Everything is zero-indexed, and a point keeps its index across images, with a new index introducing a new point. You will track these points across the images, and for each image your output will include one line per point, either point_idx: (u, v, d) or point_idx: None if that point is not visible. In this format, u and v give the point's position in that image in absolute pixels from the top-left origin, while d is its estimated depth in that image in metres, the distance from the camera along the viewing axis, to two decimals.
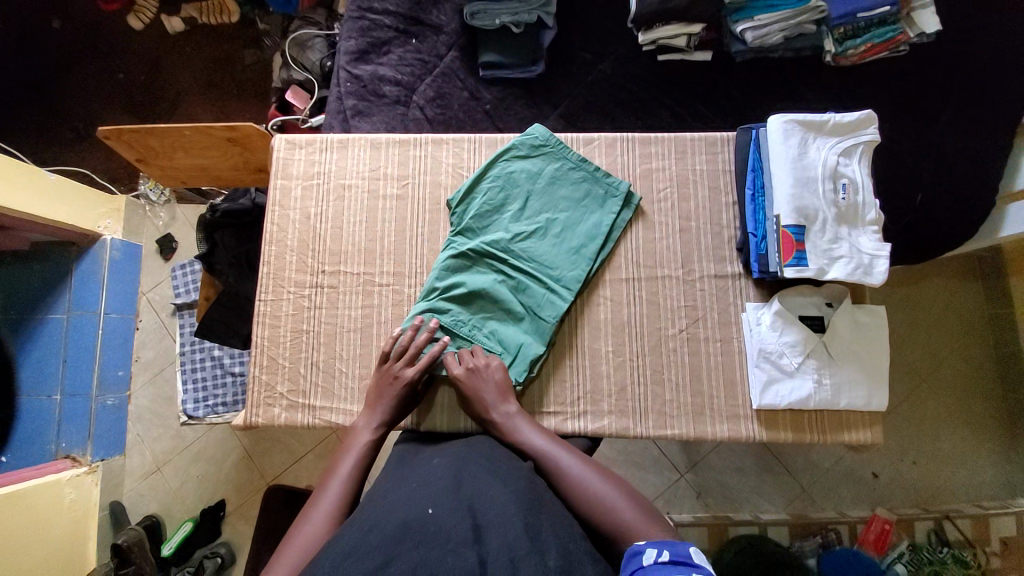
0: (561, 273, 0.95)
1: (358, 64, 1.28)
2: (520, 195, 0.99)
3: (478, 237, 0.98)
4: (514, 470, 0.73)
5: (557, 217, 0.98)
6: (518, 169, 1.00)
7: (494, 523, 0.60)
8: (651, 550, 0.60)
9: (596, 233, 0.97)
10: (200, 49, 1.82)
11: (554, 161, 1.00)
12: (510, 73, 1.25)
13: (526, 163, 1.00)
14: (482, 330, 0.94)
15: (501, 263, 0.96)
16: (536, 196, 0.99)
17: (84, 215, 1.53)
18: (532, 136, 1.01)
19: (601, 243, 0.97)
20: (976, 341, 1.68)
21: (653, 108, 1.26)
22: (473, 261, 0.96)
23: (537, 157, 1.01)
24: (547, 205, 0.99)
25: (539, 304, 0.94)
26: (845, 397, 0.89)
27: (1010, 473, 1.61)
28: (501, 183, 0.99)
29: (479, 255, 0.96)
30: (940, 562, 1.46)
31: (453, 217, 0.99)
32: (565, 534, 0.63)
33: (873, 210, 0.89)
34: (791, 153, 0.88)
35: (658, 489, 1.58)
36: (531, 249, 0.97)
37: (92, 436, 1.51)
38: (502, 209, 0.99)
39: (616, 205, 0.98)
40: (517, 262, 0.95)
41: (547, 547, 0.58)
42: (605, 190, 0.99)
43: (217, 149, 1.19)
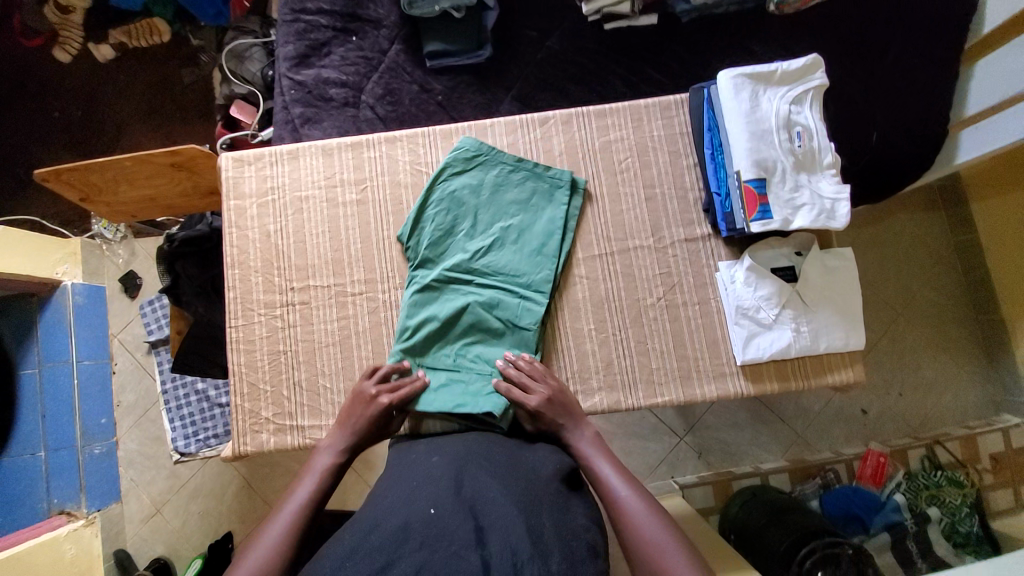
0: (529, 277, 0.94)
1: (300, 70, 1.24)
2: (469, 212, 0.97)
3: (438, 265, 0.96)
4: (514, 468, 0.73)
5: (510, 223, 0.97)
6: (459, 186, 0.97)
7: (495, 525, 0.60)
8: None
9: (554, 226, 0.96)
10: (135, 75, 1.73)
11: (491, 169, 0.98)
12: (458, 60, 1.23)
13: (465, 178, 0.98)
14: (465, 353, 0.92)
15: (467, 285, 0.94)
16: (484, 208, 0.97)
17: (41, 264, 1.46)
18: (464, 148, 0.98)
19: (561, 235, 0.96)
20: (945, 270, 1.74)
21: (605, 78, 1.24)
22: (440, 291, 0.94)
23: (474, 169, 0.98)
24: (497, 214, 0.97)
25: (517, 315, 0.93)
26: (824, 341, 0.91)
27: (991, 391, 1.68)
28: (450, 202, 0.97)
29: (443, 283, 0.94)
30: (935, 485, 1.52)
31: (409, 251, 0.96)
32: (564, 533, 0.63)
33: (829, 153, 0.89)
34: (744, 108, 0.88)
35: (660, 455, 1.60)
36: (492, 265, 0.95)
37: (84, 487, 1.45)
38: (452, 231, 0.97)
39: (565, 196, 0.97)
40: (483, 279, 0.94)
41: (550, 553, 0.58)
42: (550, 184, 0.98)
43: (164, 177, 1.14)
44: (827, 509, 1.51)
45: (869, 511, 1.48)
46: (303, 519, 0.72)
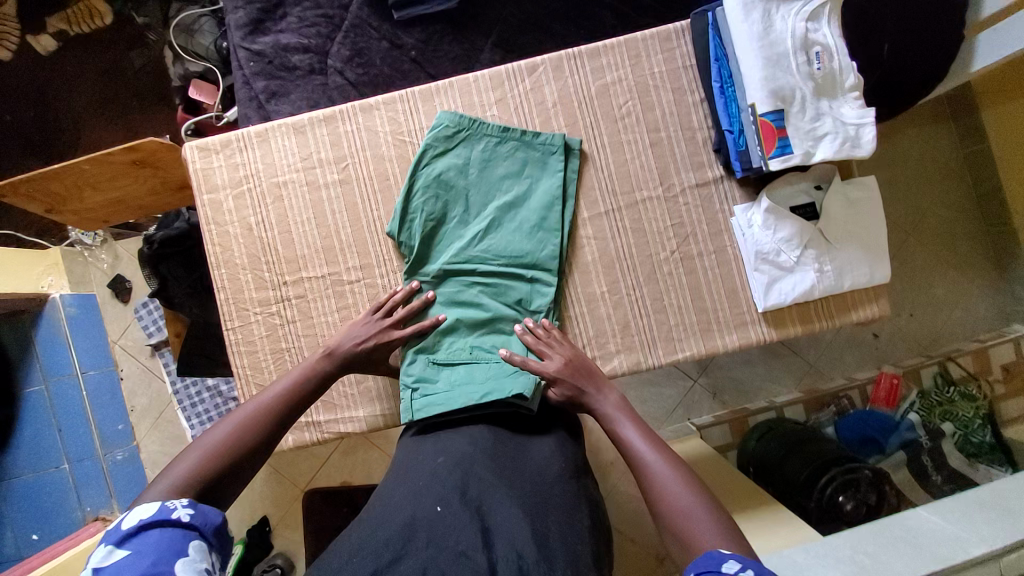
0: (533, 255, 0.89)
1: (256, 38, 1.12)
2: (459, 196, 0.90)
3: (436, 258, 0.90)
4: (520, 471, 0.70)
5: (503, 200, 0.90)
6: (444, 168, 0.90)
7: (501, 526, 0.59)
8: (731, 561, 0.57)
9: (549, 194, 0.90)
10: (81, 63, 1.59)
11: (476, 144, 0.90)
12: (428, 8, 1.10)
13: (449, 158, 0.90)
14: (479, 344, 0.88)
15: (472, 274, 0.89)
16: (475, 189, 0.90)
17: (24, 280, 1.41)
18: (441, 126, 0.89)
19: (557, 201, 0.90)
20: (956, 183, 1.67)
21: (593, 12, 1.13)
22: (445, 286, 0.89)
23: (457, 146, 0.90)
24: (490, 193, 0.91)
25: (531, 296, 0.89)
26: (849, 278, 0.87)
27: (1002, 303, 1.67)
28: (435, 190, 0.89)
29: (447, 276, 0.89)
30: (948, 400, 1.53)
31: (403, 249, 0.90)
32: (569, 541, 0.62)
33: (852, 74, 0.80)
34: (755, 30, 0.79)
35: (676, 399, 1.61)
36: (488, 252, 0.89)
37: (114, 493, 1.49)
38: (445, 220, 0.90)
39: (559, 161, 0.90)
40: (487, 265, 0.89)
41: (555, 557, 0.58)
42: (541, 152, 0.90)
43: (128, 176, 1.06)
44: (843, 433, 1.53)
45: (885, 431, 1.49)
46: (269, 424, 0.72)
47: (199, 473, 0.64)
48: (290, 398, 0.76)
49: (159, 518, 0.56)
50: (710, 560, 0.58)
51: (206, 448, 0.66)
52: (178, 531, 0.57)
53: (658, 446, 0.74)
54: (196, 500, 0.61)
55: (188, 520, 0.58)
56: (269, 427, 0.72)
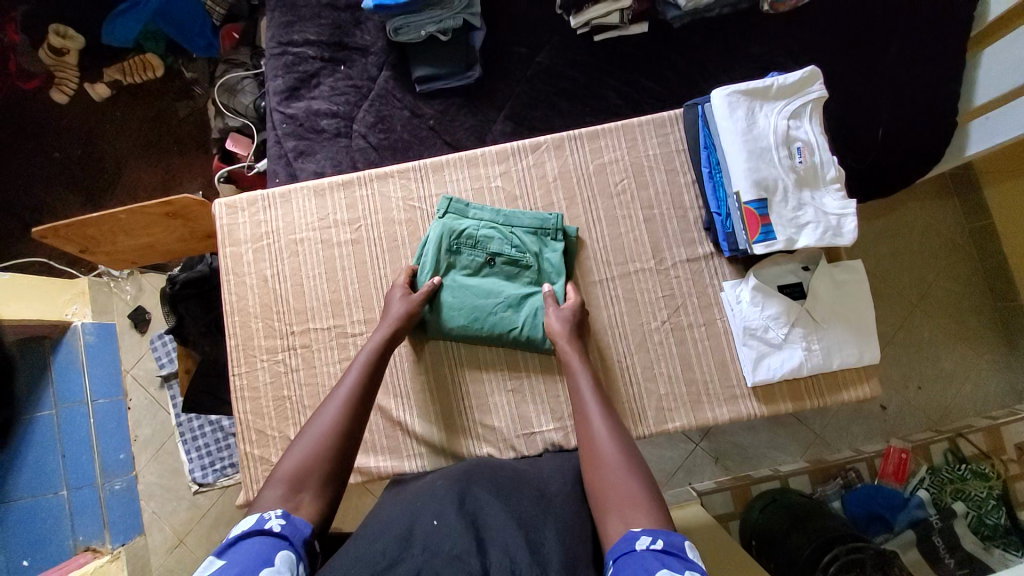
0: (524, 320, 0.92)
1: (290, 102, 1.23)
2: (474, 253, 0.95)
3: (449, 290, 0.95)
4: (519, 490, 0.76)
5: (509, 257, 0.95)
6: (460, 233, 0.95)
7: (496, 538, 0.64)
8: (645, 538, 0.60)
9: (533, 251, 0.94)
10: (131, 111, 1.75)
11: (486, 215, 0.96)
12: (447, 83, 1.21)
13: (463, 225, 0.95)
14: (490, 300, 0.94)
15: (481, 297, 0.94)
16: (486, 248, 0.95)
17: (48, 306, 1.48)
18: (457, 201, 0.97)
19: (550, 235, 0.95)
20: (961, 257, 1.69)
21: (598, 91, 1.22)
22: (453, 306, 0.94)
23: (469, 217, 0.96)
24: (498, 251, 0.95)
25: (533, 327, 0.92)
26: (837, 358, 0.88)
27: (1014, 379, 1.64)
28: (457, 240, 0.95)
29: (456, 299, 0.94)
30: (961, 478, 1.48)
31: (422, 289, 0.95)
32: (569, 542, 0.67)
33: (832, 167, 0.86)
34: (739, 126, 0.85)
35: (677, 462, 1.58)
36: (499, 295, 0.94)
37: (107, 524, 1.51)
38: (458, 266, 0.96)
39: (554, 243, 0.95)
40: (493, 291, 0.94)
41: (548, 561, 0.62)
42: (537, 231, 0.95)
43: (160, 225, 1.15)
44: (850, 509, 1.47)
45: (893, 508, 1.44)
46: (352, 412, 0.78)
47: (305, 466, 0.71)
48: (361, 382, 0.82)
49: (254, 528, 0.60)
50: (627, 542, 0.61)
51: (309, 442, 0.74)
52: (269, 539, 0.59)
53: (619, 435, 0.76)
54: (288, 512, 0.65)
55: (280, 530, 0.61)
56: (352, 417, 0.78)
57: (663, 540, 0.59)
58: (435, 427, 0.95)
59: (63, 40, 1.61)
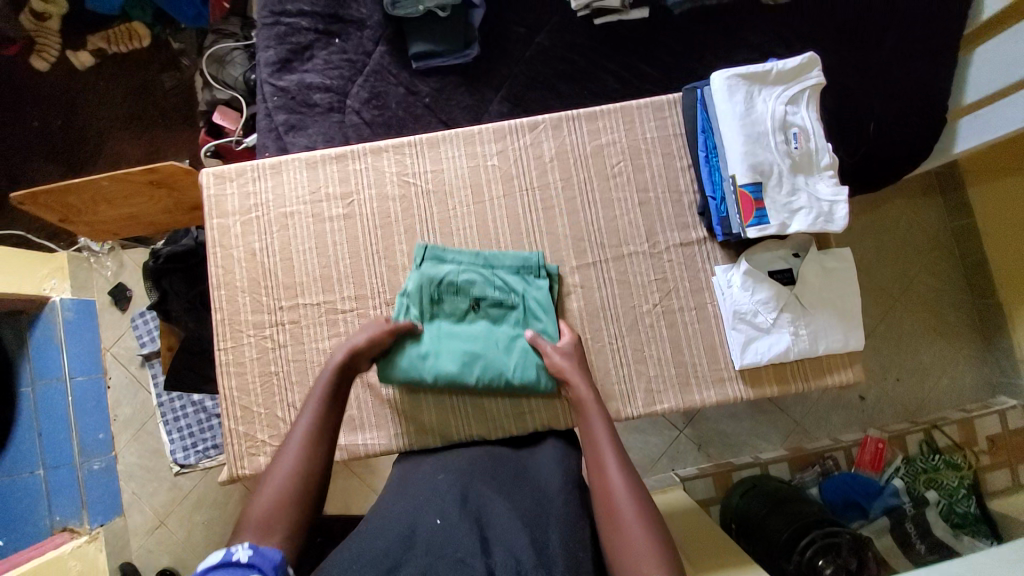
0: (514, 363, 0.91)
1: (282, 75, 1.20)
2: (456, 301, 0.93)
3: (432, 348, 0.91)
4: (521, 487, 0.77)
5: (494, 301, 0.93)
6: (441, 279, 0.93)
7: (500, 538, 0.65)
8: None
9: (518, 289, 0.93)
10: (113, 80, 1.68)
11: (465, 257, 0.94)
12: (444, 61, 1.19)
13: (442, 271, 0.93)
14: (476, 349, 0.92)
15: (467, 347, 0.92)
16: (468, 295, 0.93)
17: (27, 280, 1.44)
18: (433, 245, 0.94)
19: (533, 273, 0.94)
20: (943, 255, 1.73)
21: (597, 75, 1.21)
22: (438, 363, 0.91)
23: (448, 262, 0.94)
24: (483, 297, 0.93)
25: (523, 369, 0.91)
26: (823, 343, 0.90)
27: (988, 374, 1.69)
28: (438, 288, 0.93)
29: (441, 356, 0.91)
30: (933, 468, 1.54)
31: (403, 349, 0.91)
32: (571, 547, 0.67)
33: (827, 154, 0.87)
34: (738, 109, 0.86)
35: (662, 449, 1.62)
36: (487, 339, 0.92)
37: (85, 504, 1.48)
38: (440, 319, 0.94)
39: (534, 279, 0.94)
40: (479, 340, 0.92)
41: (553, 562, 0.63)
42: (518, 268, 0.94)
43: (143, 195, 1.12)
44: (827, 495, 1.52)
45: (869, 496, 1.48)
46: (319, 446, 0.75)
47: (277, 509, 0.67)
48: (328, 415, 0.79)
49: (220, 560, 0.54)
50: None
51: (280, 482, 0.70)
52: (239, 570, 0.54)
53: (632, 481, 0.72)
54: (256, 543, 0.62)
55: (248, 559, 0.55)
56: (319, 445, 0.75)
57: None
58: (426, 408, 0.95)
59: (45, 5, 1.57)
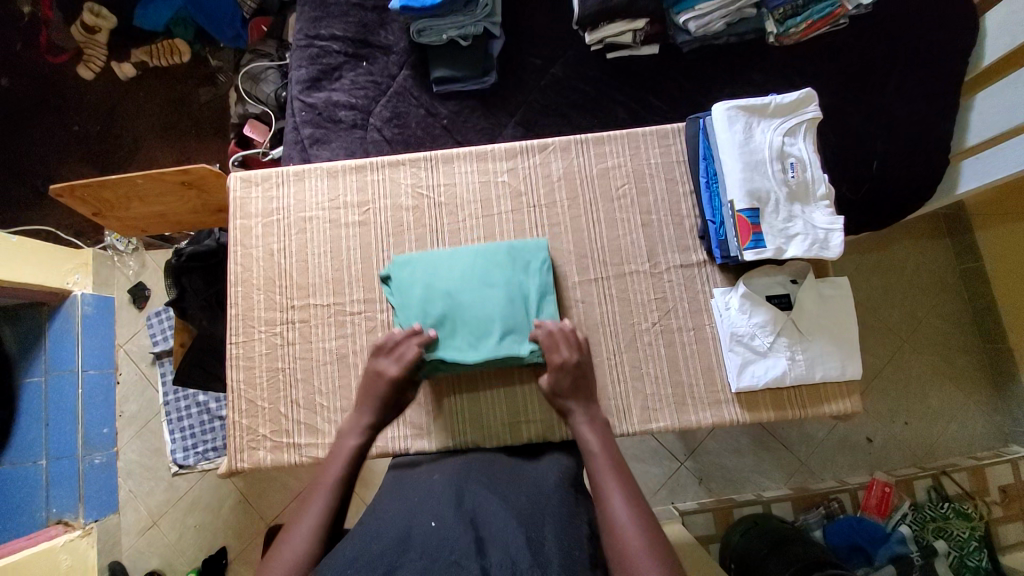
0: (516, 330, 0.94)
1: (311, 92, 1.28)
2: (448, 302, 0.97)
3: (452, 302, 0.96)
4: (518, 488, 0.77)
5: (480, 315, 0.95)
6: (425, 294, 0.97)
7: (497, 538, 0.64)
8: None
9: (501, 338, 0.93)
10: (155, 93, 1.80)
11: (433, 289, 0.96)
12: (464, 86, 1.26)
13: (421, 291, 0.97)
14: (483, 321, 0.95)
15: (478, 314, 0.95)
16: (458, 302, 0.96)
17: (52, 275, 1.51)
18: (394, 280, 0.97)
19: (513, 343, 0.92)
20: (949, 297, 1.72)
21: (606, 105, 1.28)
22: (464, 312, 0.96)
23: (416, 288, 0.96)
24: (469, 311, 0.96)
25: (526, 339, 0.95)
26: (819, 369, 0.91)
27: (999, 421, 1.65)
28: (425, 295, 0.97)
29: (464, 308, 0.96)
30: (943, 517, 1.49)
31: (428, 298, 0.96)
32: (568, 545, 0.67)
33: (823, 184, 0.90)
34: (738, 139, 0.90)
35: (660, 481, 1.60)
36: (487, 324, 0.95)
37: (83, 498, 1.48)
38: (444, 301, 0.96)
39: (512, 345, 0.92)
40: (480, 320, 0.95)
41: (549, 562, 0.62)
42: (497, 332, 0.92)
43: (174, 195, 1.18)
44: (831, 539, 1.48)
45: (874, 541, 1.44)
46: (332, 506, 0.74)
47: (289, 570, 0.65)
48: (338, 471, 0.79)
49: None
50: None
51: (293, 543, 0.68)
52: None
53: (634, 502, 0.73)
54: None
55: None
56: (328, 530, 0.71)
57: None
58: (424, 411, 0.97)
59: (96, 19, 1.68)
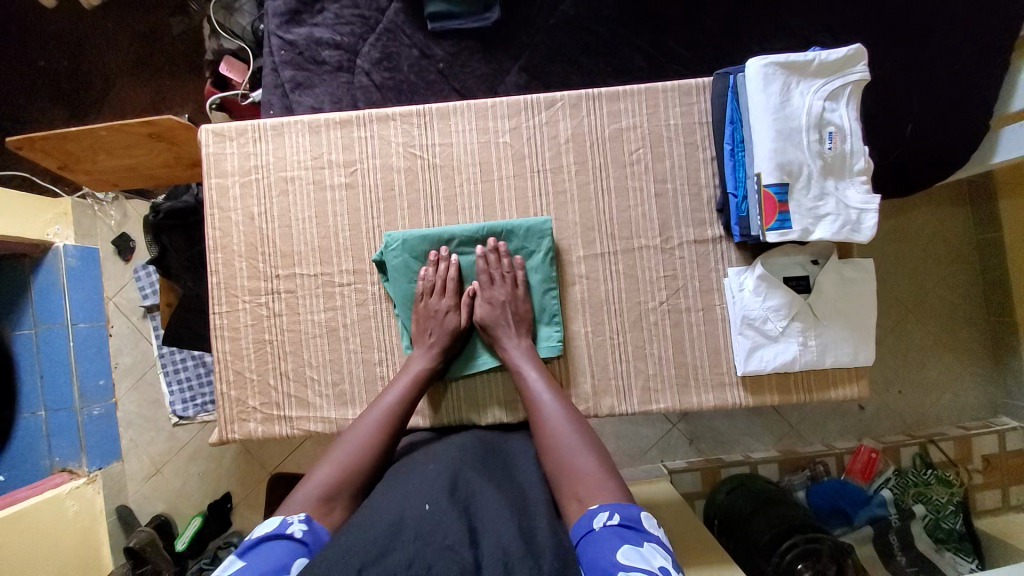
0: None
1: (290, 27, 1.13)
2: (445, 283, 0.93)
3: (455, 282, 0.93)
4: (512, 478, 0.77)
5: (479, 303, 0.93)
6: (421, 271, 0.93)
7: (489, 530, 0.64)
8: (603, 513, 0.65)
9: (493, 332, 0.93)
10: (120, 21, 1.61)
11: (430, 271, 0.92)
12: (462, 23, 1.11)
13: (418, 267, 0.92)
14: None
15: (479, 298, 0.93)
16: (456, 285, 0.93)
17: (31, 225, 1.42)
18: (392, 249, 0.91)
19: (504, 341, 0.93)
20: (963, 267, 1.67)
21: (622, 51, 1.14)
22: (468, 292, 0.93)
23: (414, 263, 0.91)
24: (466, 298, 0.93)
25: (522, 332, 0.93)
26: (831, 356, 0.87)
27: (993, 393, 1.66)
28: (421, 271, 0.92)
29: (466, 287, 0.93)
30: (924, 483, 1.52)
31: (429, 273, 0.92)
32: (559, 533, 0.66)
33: (862, 158, 0.82)
34: (772, 101, 0.80)
35: (652, 440, 1.64)
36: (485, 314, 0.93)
37: (85, 447, 1.50)
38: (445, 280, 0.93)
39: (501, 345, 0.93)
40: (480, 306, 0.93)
41: (542, 552, 0.61)
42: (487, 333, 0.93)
43: (143, 148, 1.08)
44: (814, 500, 1.52)
45: (856, 503, 1.48)
46: (390, 425, 0.81)
47: (337, 483, 0.72)
48: (405, 397, 0.84)
49: (276, 532, 0.63)
50: (587, 519, 0.66)
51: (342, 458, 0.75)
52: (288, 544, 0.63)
53: (580, 428, 0.77)
54: (311, 515, 0.68)
55: (302, 535, 0.64)
56: (389, 433, 0.80)
57: (620, 515, 0.65)
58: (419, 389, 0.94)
59: None
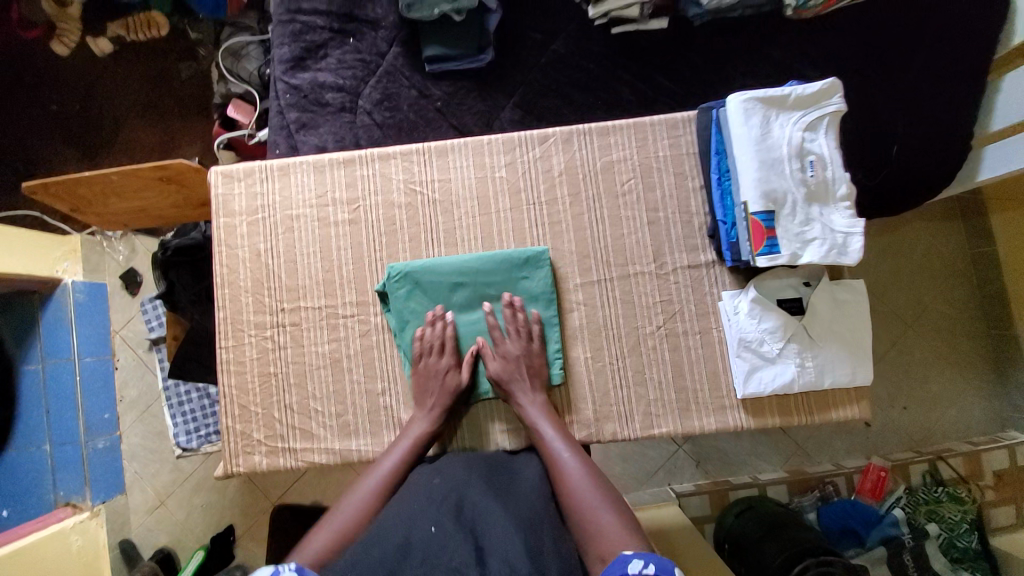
0: None
1: (295, 73, 1.19)
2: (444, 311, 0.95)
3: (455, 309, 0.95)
4: (517, 494, 0.77)
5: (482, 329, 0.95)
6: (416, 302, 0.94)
7: (495, 546, 0.63)
8: (636, 560, 0.64)
9: None
10: (131, 68, 1.69)
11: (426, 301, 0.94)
12: (459, 65, 1.17)
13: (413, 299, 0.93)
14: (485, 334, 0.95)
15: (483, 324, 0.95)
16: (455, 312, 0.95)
17: (41, 263, 1.44)
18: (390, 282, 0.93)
19: None
20: (959, 282, 1.68)
21: (612, 86, 1.19)
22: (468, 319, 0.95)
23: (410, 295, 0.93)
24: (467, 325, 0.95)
25: None
26: (829, 376, 0.88)
27: (998, 407, 1.65)
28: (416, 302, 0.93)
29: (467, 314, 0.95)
30: (936, 500, 1.50)
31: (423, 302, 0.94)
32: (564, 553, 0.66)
33: (844, 184, 0.86)
34: (754, 135, 0.85)
35: (659, 462, 1.62)
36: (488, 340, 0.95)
37: (89, 481, 1.47)
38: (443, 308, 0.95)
39: None
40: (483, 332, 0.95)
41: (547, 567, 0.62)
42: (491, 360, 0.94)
43: (152, 190, 1.13)
44: (824, 521, 1.49)
45: (867, 523, 1.44)
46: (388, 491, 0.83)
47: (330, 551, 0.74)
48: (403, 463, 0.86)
49: None
50: (620, 563, 0.65)
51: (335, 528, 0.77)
52: None
53: (601, 485, 0.79)
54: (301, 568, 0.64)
55: None
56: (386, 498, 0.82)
57: (653, 563, 0.64)
58: None
59: None
